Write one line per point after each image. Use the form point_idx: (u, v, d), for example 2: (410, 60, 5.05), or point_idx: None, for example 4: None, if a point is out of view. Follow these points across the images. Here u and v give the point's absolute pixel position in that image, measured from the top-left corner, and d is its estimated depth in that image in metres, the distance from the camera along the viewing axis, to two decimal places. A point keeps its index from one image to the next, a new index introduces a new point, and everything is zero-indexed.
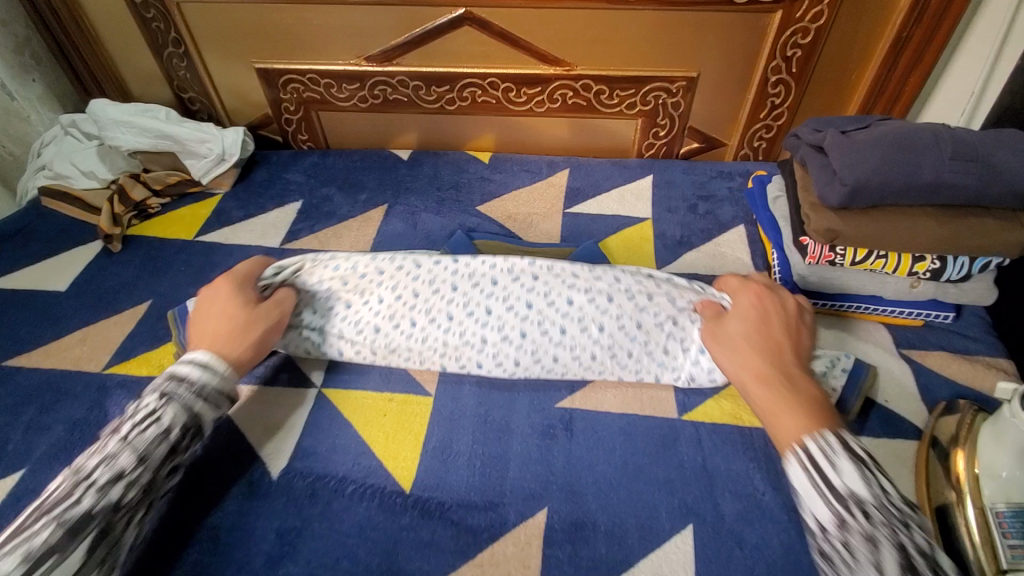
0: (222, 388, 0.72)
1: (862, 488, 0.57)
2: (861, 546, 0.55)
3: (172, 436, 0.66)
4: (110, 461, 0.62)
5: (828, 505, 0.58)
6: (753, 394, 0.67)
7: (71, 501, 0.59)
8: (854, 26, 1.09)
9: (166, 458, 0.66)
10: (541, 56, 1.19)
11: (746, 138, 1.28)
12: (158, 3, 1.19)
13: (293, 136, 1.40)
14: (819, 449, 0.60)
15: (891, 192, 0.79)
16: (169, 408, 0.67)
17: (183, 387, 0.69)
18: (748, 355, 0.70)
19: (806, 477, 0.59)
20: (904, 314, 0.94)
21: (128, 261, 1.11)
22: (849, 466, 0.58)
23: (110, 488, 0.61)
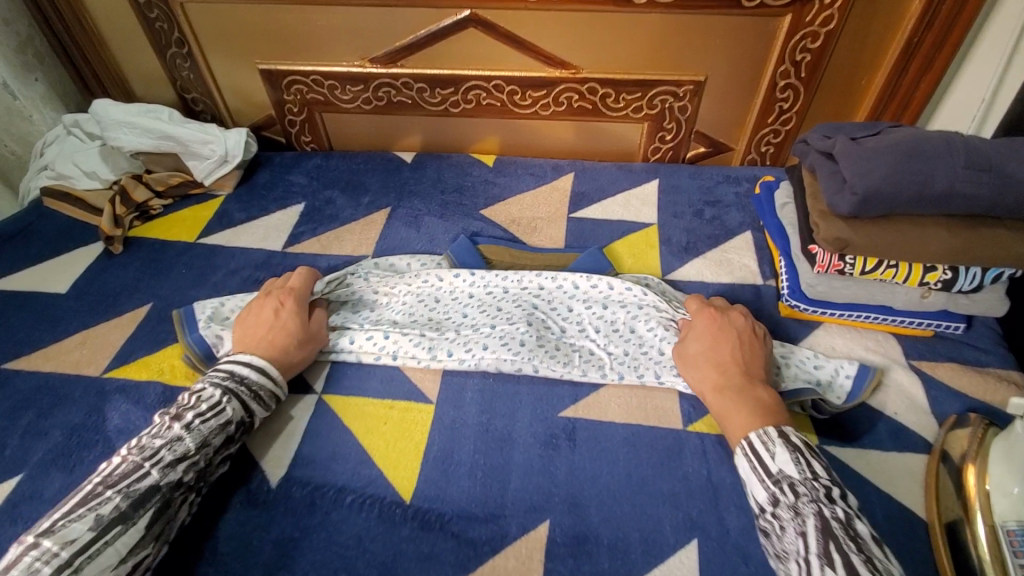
0: (273, 389, 0.80)
1: (793, 470, 0.66)
2: (790, 519, 0.63)
3: (230, 428, 0.74)
4: (175, 444, 0.69)
5: (765, 488, 0.66)
6: (712, 403, 0.77)
7: (138, 476, 0.66)
8: (865, 31, 1.08)
9: (222, 446, 0.74)
10: (547, 59, 1.18)
11: (754, 143, 1.26)
12: (162, 3, 1.19)
13: (296, 138, 1.39)
14: (759, 438, 0.69)
15: (903, 201, 0.78)
16: (230, 403, 0.74)
17: (243, 383, 0.77)
18: (706, 370, 0.80)
19: (749, 464, 0.69)
20: (914, 324, 0.92)
21: (129, 263, 1.11)
22: (786, 453, 0.67)
23: (173, 467, 0.68)
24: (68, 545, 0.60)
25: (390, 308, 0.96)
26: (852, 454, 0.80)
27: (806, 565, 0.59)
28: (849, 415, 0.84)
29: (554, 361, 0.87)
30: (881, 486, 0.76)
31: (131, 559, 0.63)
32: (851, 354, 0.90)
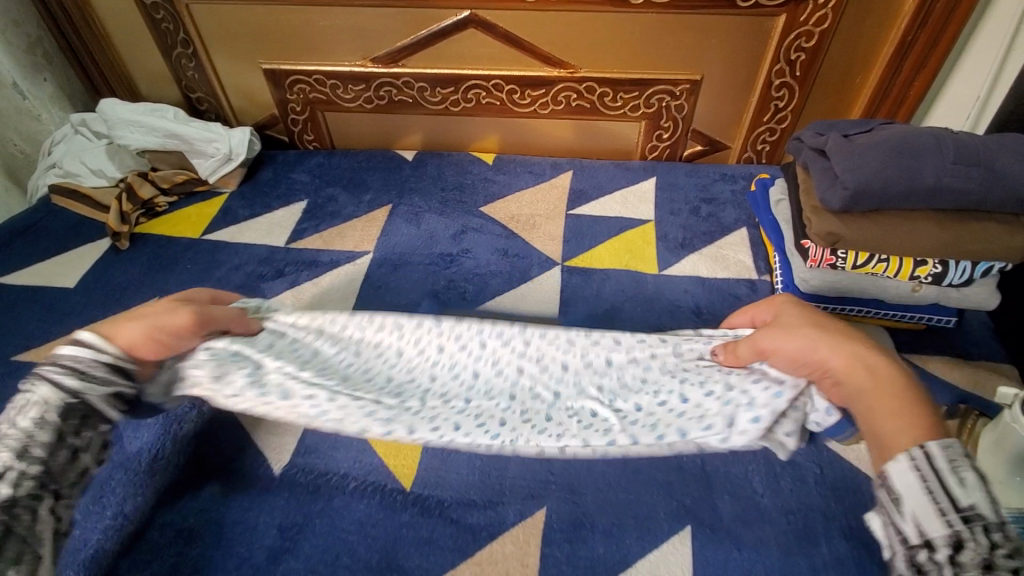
0: (99, 356, 0.68)
1: (990, 509, 0.48)
2: (976, 575, 0.46)
3: (49, 419, 0.64)
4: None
5: (939, 518, 0.49)
6: (857, 378, 0.62)
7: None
8: (858, 30, 1.09)
9: (52, 440, 0.64)
10: (545, 58, 1.20)
11: (750, 141, 1.28)
12: (167, 4, 1.21)
13: (299, 137, 1.41)
14: (943, 457, 0.52)
15: (893, 196, 0.79)
16: (41, 390, 0.65)
17: (48, 369, 0.66)
18: (833, 337, 0.65)
19: (916, 479, 0.52)
20: (905, 318, 0.94)
21: (136, 259, 1.13)
22: (975, 479, 0.50)
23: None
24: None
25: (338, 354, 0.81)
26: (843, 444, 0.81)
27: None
28: None
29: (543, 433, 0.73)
30: None
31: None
32: None
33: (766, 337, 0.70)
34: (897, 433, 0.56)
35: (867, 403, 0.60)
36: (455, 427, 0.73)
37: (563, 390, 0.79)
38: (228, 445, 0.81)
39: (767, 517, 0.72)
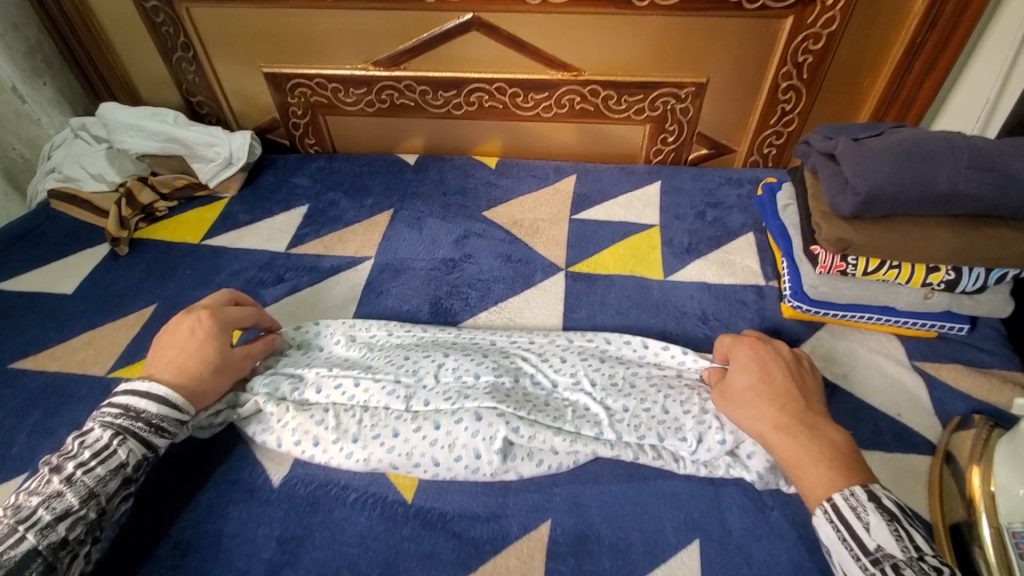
0: (180, 417, 0.73)
1: (895, 548, 0.58)
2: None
3: (125, 471, 0.68)
4: (54, 501, 0.64)
5: (859, 566, 0.59)
6: (774, 446, 0.68)
7: (12, 542, 0.61)
8: (867, 31, 1.08)
9: (118, 490, 0.68)
10: (549, 61, 1.18)
11: (756, 144, 1.26)
12: (167, 8, 1.20)
13: (301, 141, 1.40)
14: (847, 504, 0.61)
15: (906, 201, 0.78)
16: (124, 445, 0.69)
17: (138, 421, 0.70)
18: (760, 407, 0.71)
19: (835, 533, 0.61)
20: (918, 326, 0.92)
21: (135, 264, 1.12)
22: (881, 525, 0.59)
23: (53, 527, 0.63)
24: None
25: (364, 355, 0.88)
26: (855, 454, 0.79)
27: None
28: (851, 416, 0.83)
29: (545, 416, 0.78)
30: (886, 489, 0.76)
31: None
32: (854, 354, 0.91)
33: (716, 399, 0.76)
34: (809, 487, 0.65)
35: (786, 457, 0.67)
36: (464, 396, 0.78)
37: (563, 380, 0.84)
38: (227, 456, 0.80)
39: (777, 531, 0.70)
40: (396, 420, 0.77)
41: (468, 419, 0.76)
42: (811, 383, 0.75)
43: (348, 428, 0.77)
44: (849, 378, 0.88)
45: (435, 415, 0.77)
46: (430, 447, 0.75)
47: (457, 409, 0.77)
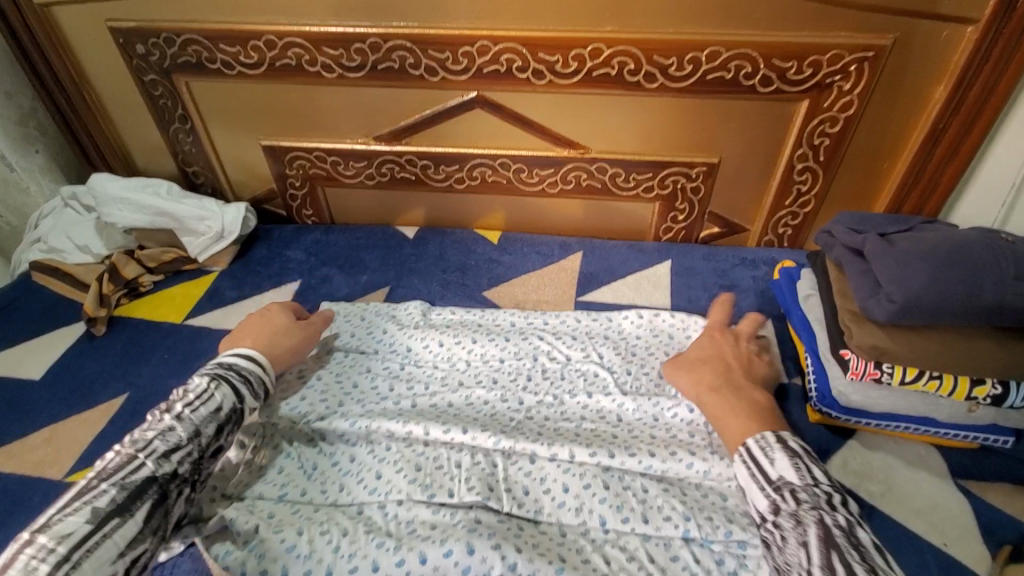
0: (263, 375, 0.81)
1: (793, 476, 0.64)
2: (791, 529, 0.61)
3: (220, 416, 0.73)
4: (167, 435, 0.68)
5: (764, 495, 0.65)
6: (706, 401, 0.79)
7: (132, 468, 0.65)
8: (887, 115, 1.04)
9: (214, 436, 0.72)
10: (555, 139, 1.14)
11: (771, 224, 1.21)
12: (166, 81, 1.17)
13: (297, 212, 1.35)
14: (758, 445, 0.69)
15: (949, 312, 0.70)
16: (219, 389, 0.74)
17: (233, 373, 0.77)
18: (702, 371, 0.83)
19: (747, 471, 0.68)
20: (959, 437, 0.82)
21: (111, 346, 1.05)
22: (785, 460, 0.66)
23: (167, 457, 0.67)
24: (65, 539, 0.57)
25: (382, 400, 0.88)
26: None
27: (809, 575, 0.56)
28: (892, 545, 0.74)
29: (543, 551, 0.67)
30: None
31: (129, 553, 0.61)
32: (890, 469, 0.82)
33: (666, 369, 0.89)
34: (730, 427, 0.74)
35: (711, 409, 0.78)
36: (452, 529, 0.69)
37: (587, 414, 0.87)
38: None
39: None
40: (374, 546, 0.67)
41: (466, 541, 0.66)
42: (758, 367, 0.86)
43: (323, 558, 0.67)
44: (888, 498, 0.78)
45: (423, 537, 0.68)
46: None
47: (446, 538, 0.67)
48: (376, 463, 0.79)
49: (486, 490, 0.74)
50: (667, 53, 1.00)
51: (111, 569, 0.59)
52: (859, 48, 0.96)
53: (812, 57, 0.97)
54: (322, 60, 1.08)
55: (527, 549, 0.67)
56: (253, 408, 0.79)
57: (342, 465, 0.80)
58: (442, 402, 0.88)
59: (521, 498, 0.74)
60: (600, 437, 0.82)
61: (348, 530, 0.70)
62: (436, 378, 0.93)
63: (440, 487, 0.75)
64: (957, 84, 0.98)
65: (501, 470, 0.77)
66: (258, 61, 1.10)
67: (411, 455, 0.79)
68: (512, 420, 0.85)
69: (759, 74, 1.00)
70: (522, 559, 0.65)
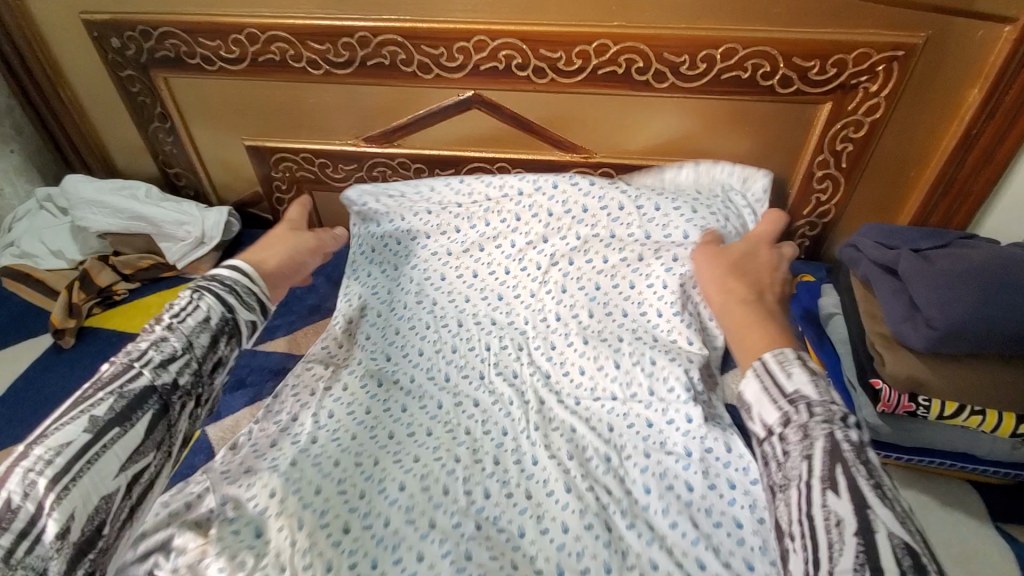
0: (253, 287, 0.73)
1: (812, 391, 0.56)
2: (796, 442, 0.54)
3: (212, 326, 0.67)
4: (162, 345, 0.63)
5: (776, 407, 0.57)
6: (729, 309, 0.72)
7: (129, 377, 0.60)
8: (916, 119, 0.96)
9: (210, 347, 0.66)
10: (557, 141, 1.07)
11: (787, 235, 1.13)
12: (144, 77, 1.10)
13: (284, 216, 1.28)
14: (774, 359, 0.60)
15: (997, 341, 0.63)
16: (205, 297, 0.67)
17: (217, 283, 0.70)
18: (730, 277, 0.76)
19: (760, 382, 0.60)
20: (999, 474, 0.74)
21: (79, 360, 0.98)
22: (805, 375, 0.58)
23: (165, 367, 0.62)
24: (63, 450, 0.53)
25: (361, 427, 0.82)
26: None
27: (809, 488, 0.50)
28: None
29: None
30: None
31: (131, 467, 0.57)
32: (923, 510, 0.74)
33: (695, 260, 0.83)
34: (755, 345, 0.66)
35: (734, 324, 0.70)
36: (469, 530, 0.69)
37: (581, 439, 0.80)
38: None
39: None
40: (382, 549, 0.66)
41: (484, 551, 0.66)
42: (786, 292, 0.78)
43: None
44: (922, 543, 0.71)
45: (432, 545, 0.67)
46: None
47: None
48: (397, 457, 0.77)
49: (503, 499, 0.73)
50: (678, 51, 0.92)
51: (114, 484, 0.56)
52: (888, 47, 0.88)
53: (836, 56, 0.89)
54: (308, 55, 1.01)
55: (537, 560, 0.67)
56: (250, 321, 0.72)
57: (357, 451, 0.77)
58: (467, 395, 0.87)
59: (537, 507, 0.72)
60: (624, 442, 0.79)
61: (351, 524, 0.68)
62: (457, 372, 0.90)
63: (456, 498, 0.73)
64: (994, 87, 0.89)
65: (525, 478, 0.76)
66: (240, 56, 1.03)
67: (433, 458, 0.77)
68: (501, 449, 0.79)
69: (778, 74, 0.92)
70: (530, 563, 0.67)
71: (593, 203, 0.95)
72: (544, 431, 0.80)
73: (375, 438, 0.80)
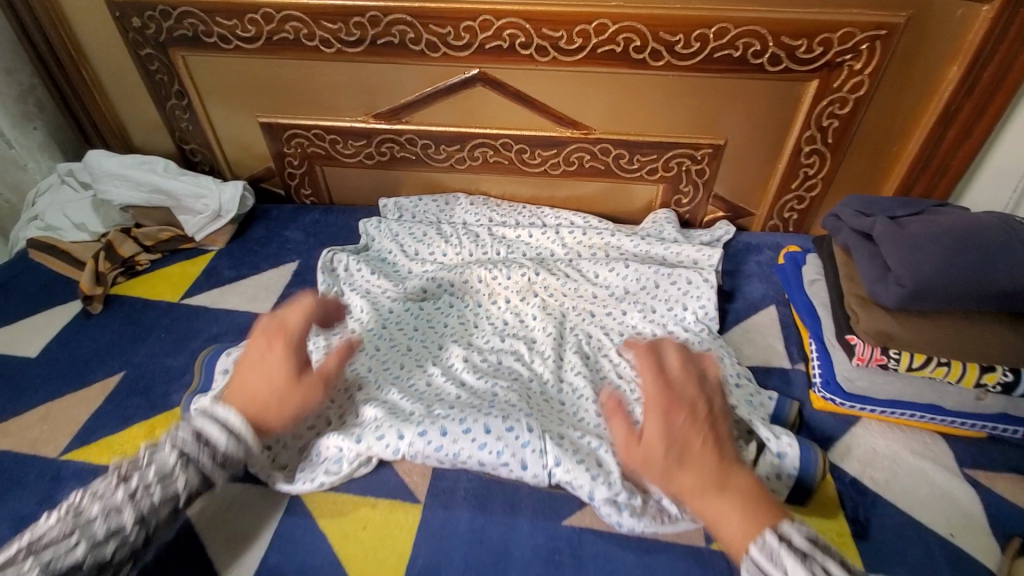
0: (245, 452, 0.64)
1: None
2: None
3: (178, 501, 0.59)
4: (112, 514, 0.56)
5: None
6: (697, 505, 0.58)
7: (65, 547, 0.53)
8: (897, 98, 1.01)
9: (168, 519, 0.59)
10: (559, 119, 1.12)
11: (776, 208, 1.19)
12: (162, 55, 1.15)
13: (296, 191, 1.34)
14: (759, 554, 0.52)
15: (960, 295, 0.68)
16: (186, 472, 0.60)
17: (207, 451, 0.61)
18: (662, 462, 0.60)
19: None
20: (966, 426, 0.81)
21: (107, 325, 1.04)
22: (794, 562, 0.50)
23: (102, 546, 0.54)
24: None
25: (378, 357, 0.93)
26: None
27: None
28: (896, 537, 0.72)
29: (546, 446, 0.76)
30: None
31: None
32: (895, 457, 0.80)
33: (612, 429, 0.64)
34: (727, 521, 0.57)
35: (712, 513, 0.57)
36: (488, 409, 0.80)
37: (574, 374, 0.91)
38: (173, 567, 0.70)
39: None
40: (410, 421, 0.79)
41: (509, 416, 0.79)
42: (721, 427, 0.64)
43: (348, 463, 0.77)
44: (892, 486, 0.77)
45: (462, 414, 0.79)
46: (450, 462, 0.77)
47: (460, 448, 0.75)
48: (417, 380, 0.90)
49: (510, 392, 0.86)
50: (674, 30, 0.97)
51: None
52: (872, 26, 0.92)
53: (822, 35, 0.94)
54: (320, 34, 1.05)
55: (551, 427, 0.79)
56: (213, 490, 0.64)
57: (377, 379, 0.89)
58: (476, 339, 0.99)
59: (540, 403, 0.85)
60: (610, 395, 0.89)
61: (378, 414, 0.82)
62: (468, 318, 1.03)
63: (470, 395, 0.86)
64: (972, 63, 0.94)
65: (529, 385, 0.90)
66: (255, 35, 1.08)
67: (448, 376, 0.90)
68: (506, 368, 0.92)
69: (768, 53, 0.97)
70: (540, 429, 0.78)
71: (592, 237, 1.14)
72: (540, 360, 0.94)
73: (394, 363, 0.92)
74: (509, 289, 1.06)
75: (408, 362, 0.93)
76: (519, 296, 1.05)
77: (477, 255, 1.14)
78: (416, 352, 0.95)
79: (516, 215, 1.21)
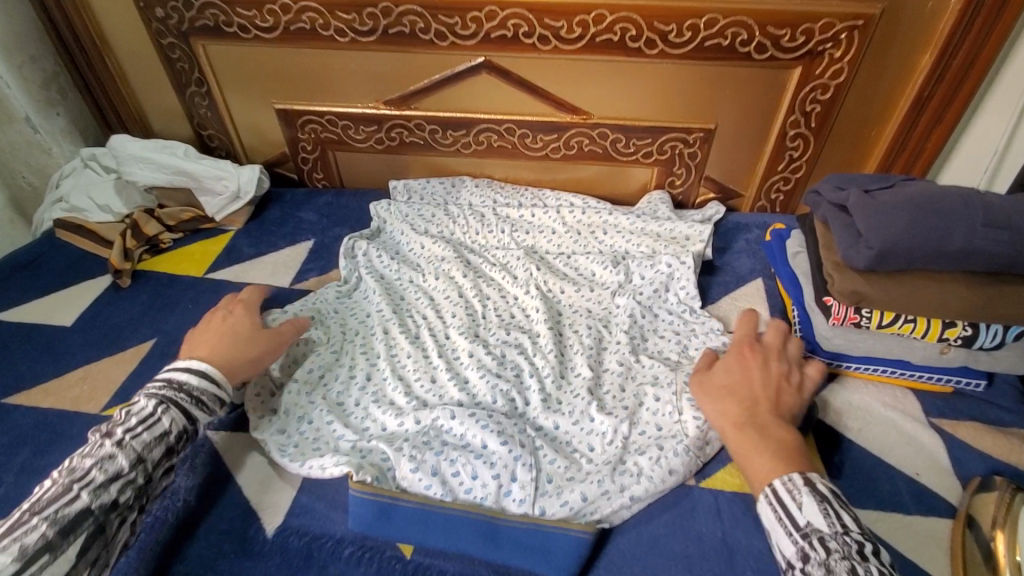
0: (218, 392, 0.76)
1: (822, 522, 0.58)
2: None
3: (168, 439, 0.71)
4: (106, 463, 0.65)
5: (792, 540, 0.59)
6: (728, 438, 0.70)
7: (66, 501, 0.62)
8: (876, 84, 1.09)
9: (162, 458, 0.70)
10: (560, 105, 1.19)
11: (763, 190, 1.27)
12: (184, 44, 1.21)
13: (309, 175, 1.40)
14: (784, 486, 0.62)
15: (921, 256, 0.76)
16: (168, 413, 0.71)
17: (183, 393, 0.74)
18: (727, 403, 0.73)
19: (773, 513, 0.61)
20: (933, 380, 0.89)
21: (136, 297, 1.11)
22: (812, 502, 0.60)
23: (106, 487, 0.64)
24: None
25: (396, 336, 0.98)
26: (872, 515, 0.75)
27: None
28: (868, 475, 0.80)
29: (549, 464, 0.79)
30: (902, 552, 0.71)
31: None
32: (868, 409, 0.87)
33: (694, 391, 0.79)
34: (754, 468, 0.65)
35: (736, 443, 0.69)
36: (477, 435, 0.80)
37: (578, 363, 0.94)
38: (214, 506, 0.77)
39: None
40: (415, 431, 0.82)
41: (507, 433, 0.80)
42: (789, 397, 0.74)
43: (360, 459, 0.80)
44: (866, 434, 0.84)
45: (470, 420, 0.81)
46: (439, 473, 0.76)
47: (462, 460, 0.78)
48: (421, 375, 0.91)
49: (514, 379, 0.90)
50: (667, 20, 1.04)
51: None
52: (849, 17, 1.00)
53: (804, 25, 1.02)
54: (335, 24, 1.12)
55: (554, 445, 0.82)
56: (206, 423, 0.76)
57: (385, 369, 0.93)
58: (483, 331, 1.00)
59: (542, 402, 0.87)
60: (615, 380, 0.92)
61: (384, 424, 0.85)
62: (476, 304, 1.05)
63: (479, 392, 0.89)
64: (942, 53, 1.02)
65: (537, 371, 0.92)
66: (273, 25, 1.14)
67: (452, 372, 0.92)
68: (513, 358, 0.94)
69: (754, 42, 1.05)
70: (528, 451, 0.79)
71: (592, 216, 1.20)
72: (548, 344, 0.97)
73: (408, 339, 0.97)
74: (513, 281, 1.10)
75: (419, 349, 0.96)
76: (523, 288, 1.07)
77: (484, 234, 1.20)
78: (430, 331, 1.00)
79: (519, 197, 1.28)
